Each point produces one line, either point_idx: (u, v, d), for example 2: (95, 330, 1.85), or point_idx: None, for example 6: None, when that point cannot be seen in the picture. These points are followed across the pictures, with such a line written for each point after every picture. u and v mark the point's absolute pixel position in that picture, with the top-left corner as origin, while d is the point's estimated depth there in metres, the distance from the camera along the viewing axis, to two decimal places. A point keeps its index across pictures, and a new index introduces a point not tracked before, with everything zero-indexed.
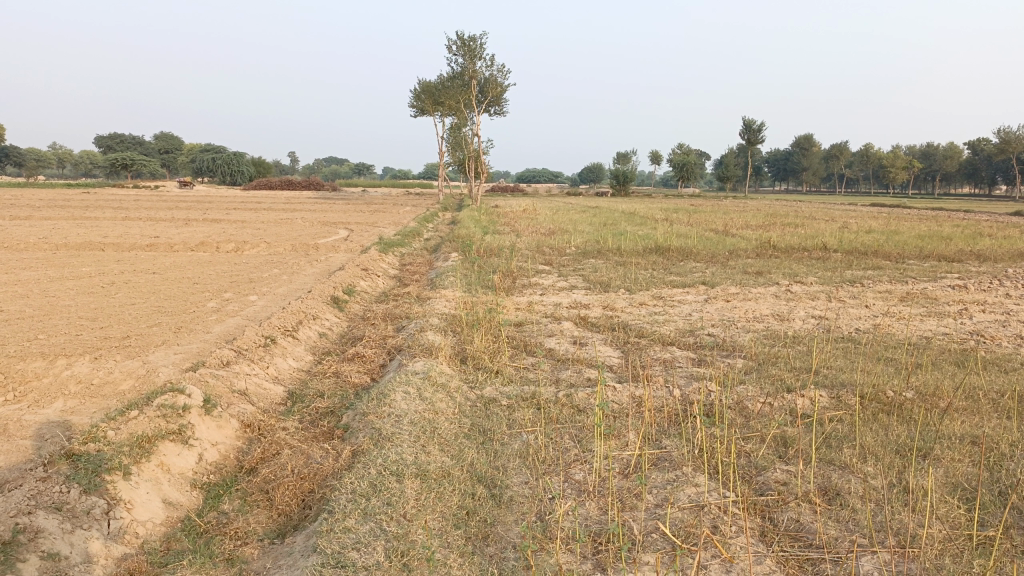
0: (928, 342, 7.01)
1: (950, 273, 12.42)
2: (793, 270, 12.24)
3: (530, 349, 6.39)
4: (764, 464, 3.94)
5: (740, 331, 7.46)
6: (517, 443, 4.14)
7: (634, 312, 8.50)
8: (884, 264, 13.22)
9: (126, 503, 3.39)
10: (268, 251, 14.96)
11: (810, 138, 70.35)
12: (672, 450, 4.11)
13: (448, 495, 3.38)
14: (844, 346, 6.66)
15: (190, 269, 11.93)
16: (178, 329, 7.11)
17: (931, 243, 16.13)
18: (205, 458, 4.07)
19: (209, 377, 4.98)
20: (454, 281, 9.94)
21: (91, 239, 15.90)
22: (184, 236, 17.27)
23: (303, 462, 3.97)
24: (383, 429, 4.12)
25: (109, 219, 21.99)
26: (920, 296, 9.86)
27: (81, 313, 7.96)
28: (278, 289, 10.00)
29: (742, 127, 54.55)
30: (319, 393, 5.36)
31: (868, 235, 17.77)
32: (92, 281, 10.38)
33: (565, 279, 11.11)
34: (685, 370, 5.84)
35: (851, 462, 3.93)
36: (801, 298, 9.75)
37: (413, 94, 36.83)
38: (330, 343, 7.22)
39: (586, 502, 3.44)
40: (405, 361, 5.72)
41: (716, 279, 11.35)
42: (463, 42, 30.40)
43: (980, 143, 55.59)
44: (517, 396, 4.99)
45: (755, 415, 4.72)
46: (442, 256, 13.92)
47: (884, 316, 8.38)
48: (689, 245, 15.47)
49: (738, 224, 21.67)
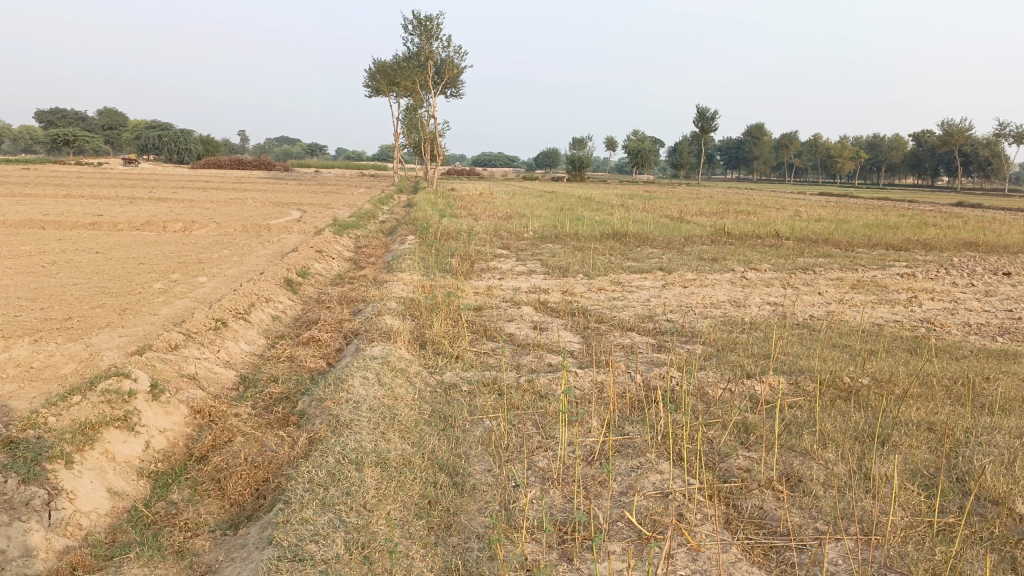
0: (881, 329, 7.12)
1: (898, 261, 12.70)
2: (747, 257, 12.37)
3: (490, 334, 6.30)
4: (726, 450, 3.92)
5: (698, 317, 7.49)
6: (479, 430, 4.06)
7: (592, 297, 8.47)
8: (834, 252, 13.46)
9: (68, 493, 3.20)
10: (217, 232, 14.55)
11: (761, 128, 71.49)
12: (635, 436, 4.07)
13: (409, 484, 3.28)
14: (800, 333, 6.72)
15: (136, 249, 11.52)
16: (123, 310, 6.84)
17: (879, 231, 16.49)
18: (152, 446, 3.90)
19: (156, 361, 4.78)
20: (411, 264, 9.80)
21: (30, 216, 15.26)
22: (129, 215, 16.70)
23: (256, 449, 3.82)
24: (340, 416, 3.99)
25: (49, 196, 21.17)
26: (871, 283, 10.05)
27: (19, 293, 7.60)
28: (229, 270, 9.71)
29: (697, 115, 55.07)
30: (273, 378, 5.19)
31: (819, 223, 18.09)
32: (31, 260, 9.95)
33: (522, 264, 11.04)
34: (646, 356, 5.82)
35: (812, 448, 3.95)
36: (756, 284, 9.85)
37: (368, 74, 36.24)
38: (283, 326, 7.03)
39: (551, 490, 3.38)
40: (362, 346, 5.58)
41: (673, 264, 11.40)
42: (419, 22, 29.97)
43: (924, 136, 57.12)
44: (477, 382, 4.91)
45: (717, 401, 4.72)
46: (398, 238, 13.73)
47: (837, 303, 8.50)
48: (645, 231, 15.53)
49: (692, 211, 21.86)
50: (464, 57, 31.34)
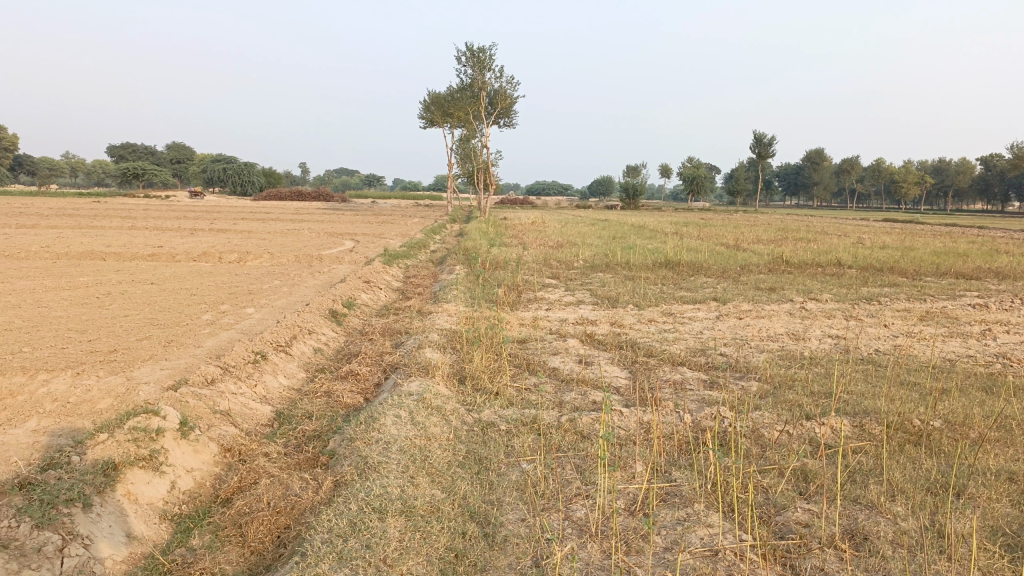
0: (953, 365, 6.66)
1: (969, 290, 12.06)
2: (807, 287, 11.90)
3: (532, 368, 6.09)
4: (783, 502, 3.60)
5: (754, 351, 7.12)
6: (515, 475, 3.83)
7: (642, 329, 8.19)
8: (900, 281, 12.87)
9: (84, 538, 3.07)
10: (270, 262, 14.72)
11: (820, 153, 70.13)
12: (682, 484, 3.79)
13: (435, 536, 3.07)
14: (864, 368, 6.33)
15: (189, 280, 11.69)
16: (167, 343, 6.84)
17: (947, 259, 15.79)
18: (177, 486, 3.77)
19: (189, 398, 4.68)
20: (458, 295, 9.68)
21: (93, 248, 15.70)
22: (187, 246, 17.07)
23: (281, 493, 3.66)
24: (369, 458, 3.81)
25: (115, 228, 21.87)
26: (940, 315, 9.51)
27: (70, 325, 7.70)
28: (277, 302, 9.73)
29: (754, 141, 54.21)
30: (308, 414, 5.05)
31: (883, 251, 17.38)
32: (88, 291, 10.16)
33: (571, 294, 10.81)
34: (696, 393, 5.52)
35: (879, 501, 3.60)
36: (816, 315, 9.43)
37: (423, 106, 36.72)
38: (324, 359, 6.93)
39: (588, 544, 3.13)
40: (400, 381, 5.42)
41: (728, 295, 11.03)
42: (471, 53, 30.29)
43: (993, 159, 55.12)
44: (516, 421, 4.68)
45: (773, 445, 4.40)
46: (447, 268, 13.65)
47: (904, 336, 8.02)
48: (699, 260, 15.14)
49: (749, 238, 21.31)
50: (516, 88, 31.51)
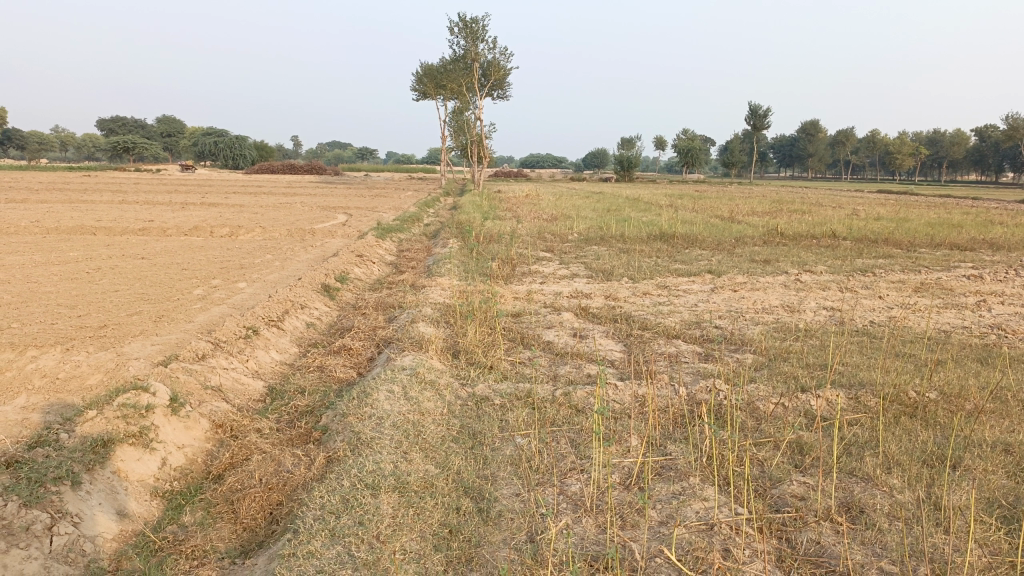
0: (947, 336, 6.65)
1: (964, 261, 12.04)
2: (802, 258, 11.86)
3: (527, 341, 6.05)
4: (778, 475, 3.58)
5: (749, 324, 7.10)
6: (509, 450, 3.80)
7: (637, 302, 8.14)
8: (895, 252, 12.84)
9: (73, 517, 3.03)
10: (263, 237, 14.61)
11: (815, 124, 69.81)
12: (678, 457, 3.76)
13: (429, 512, 3.04)
14: (859, 340, 6.32)
15: (181, 254, 11.59)
16: (159, 318, 6.77)
17: (942, 230, 15.76)
18: (168, 463, 3.74)
19: (179, 373, 4.64)
20: (451, 268, 9.63)
21: (83, 222, 15.54)
22: (179, 220, 16.93)
23: (273, 469, 3.62)
24: (361, 433, 3.77)
25: (105, 203, 21.66)
26: (935, 286, 9.49)
27: (60, 300, 7.61)
28: (270, 276, 9.66)
29: (749, 112, 53.89)
30: (300, 389, 5.02)
31: (878, 223, 17.32)
32: (78, 266, 10.06)
33: (566, 267, 10.76)
34: (691, 366, 5.50)
35: (875, 473, 3.59)
36: (811, 287, 9.40)
37: (416, 78, 36.33)
38: (317, 334, 6.88)
39: (583, 519, 3.10)
40: (393, 355, 5.37)
41: (723, 267, 10.99)
42: (464, 24, 29.90)
43: (988, 130, 54.97)
44: (510, 395, 4.65)
45: (768, 418, 4.38)
46: (440, 241, 13.57)
47: (899, 308, 8.00)
48: (693, 232, 15.08)
49: (744, 211, 21.21)
50: (510, 59, 31.16)
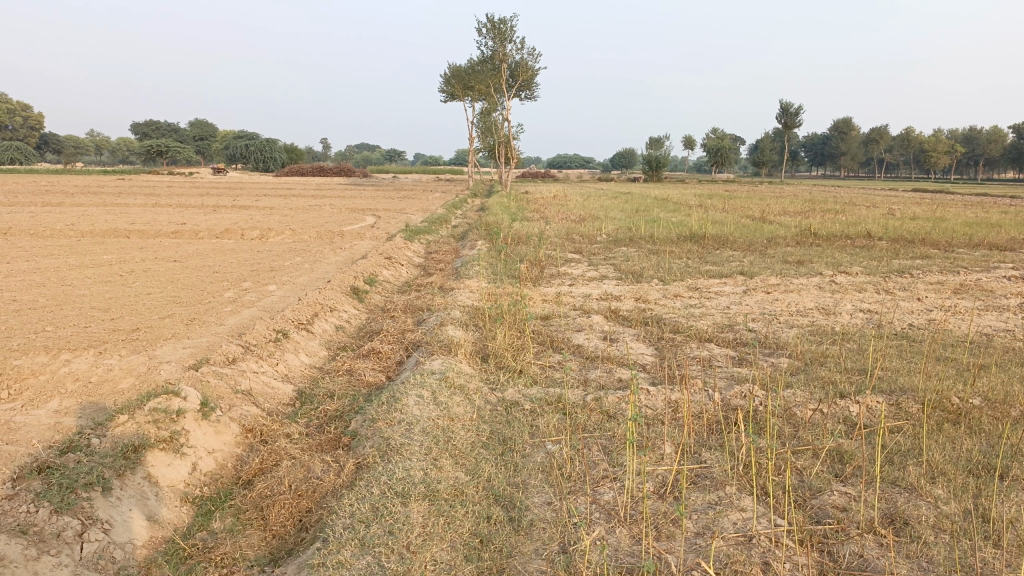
0: (989, 339, 6.47)
1: (1004, 262, 11.75)
2: (836, 259, 11.65)
3: (556, 345, 5.99)
4: (818, 485, 3.47)
5: (783, 327, 6.96)
6: (540, 456, 3.74)
7: (668, 304, 8.03)
8: (932, 253, 12.56)
9: (104, 523, 3.02)
10: (292, 239, 14.70)
11: (847, 122, 68.76)
12: (713, 465, 3.68)
13: (459, 521, 2.99)
14: (898, 344, 6.16)
15: (212, 257, 11.69)
16: (190, 321, 6.81)
17: (980, 230, 15.40)
18: (198, 468, 3.73)
19: (210, 377, 4.64)
20: (480, 270, 9.59)
21: (117, 226, 15.77)
22: (210, 223, 17.10)
23: (302, 475, 3.59)
24: (391, 439, 3.74)
25: (139, 206, 21.97)
26: (975, 288, 9.25)
27: (94, 304, 7.70)
28: (299, 278, 9.70)
29: (779, 111, 53.27)
30: (329, 393, 5.00)
31: (913, 222, 16.97)
32: (111, 269, 10.19)
33: (595, 269, 10.67)
34: (725, 371, 5.39)
35: (919, 483, 3.48)
36: (846, 289, 9.21)
37: (443, 79, 36.42)
38: (346, 337, 6.87)
39: (617, 529, 3.03)
40: (422, 359, 5.34)
41: (755, 268, 10.82)
42: (492, 25, 29.90)
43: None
44: (541, 400, 4.58)
45: (806, 424, 4.27)
46: (469, 243, 13.55)
47: (938, 310, 7.80)
48: (724, 232, 14.90)
49: (775, 210, 20.92)
50: (537, 60, 31.11)
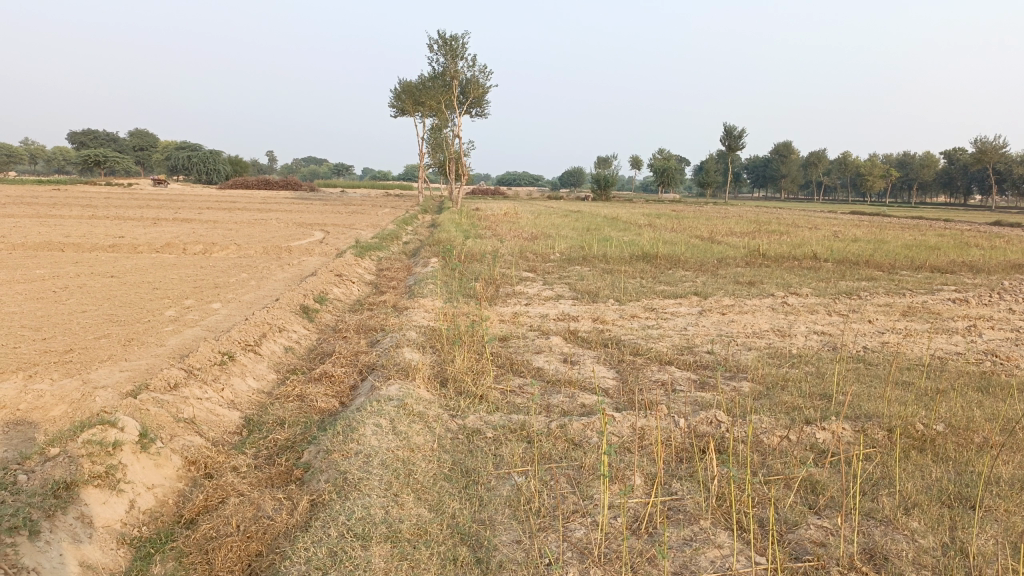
0: (943, 363, 6.53)
1: (946, 284, 12.05)
2: (786, 280, 11.78)
3: (516, 368, 5.82)
4: (794, 518, 3.38)
5: (742, 349, 6.93)
6: (507, 490, 3.56)
7: (625, 325, 7.95)
8: (877, 275, 12.81)
9: (30, 573, 2.72)
10: (238, 254, 14.26)
11: (789, 145, 70.64)
12: (686, 498, 3.55)
13: (425, 565, 2.79)
14: (857, 367, 6.16)
15: (152, 273, 11.22)
16: (128, 342, 6.43)
17: (920, 252, 15.82)
18: (137, 506, 3.44)
19: (150, 405, 4.33)
20: (434, 288, 9.40)
21: (50, 238, 15.08)
22: (150, 237, 16.49)
23: (252, 514, 3.32)
24: (348, 473, 3.51)
25: (75, 218, 21.12)
26: (923, 310, 9.41)
27: (23, 322, 7.24)
28: (245, 296, 9.35)
29: (723, 133, 54.40)
30: (279, 421, 4.73)
31: (856, 244, 17.39)
32: (43, 285, 9.66)
33: (550, 288, 10.58)
34: (689, 395, 5.29)
35: (894, 516, 3.41)
36: (799, 310, 9.28)
37: (394, 94, 36.19)
38: (296, 359, 6.58)
39: (591, 571, 2.86)
40: (378, 385, 5.10)
41: (708, 289, 10.86)
42: (443, 41, 29.85)
43: (957, 153, 55.95)
44: (504, 427, 4.40)
45: (776, 454, 4.18)
46: (421, 261, 13.34)
47: (891, 333, 7.87)
48: (676, 252, 14.98)
49: (723, 231, 21.23)
50: (489, 77, 31.14)
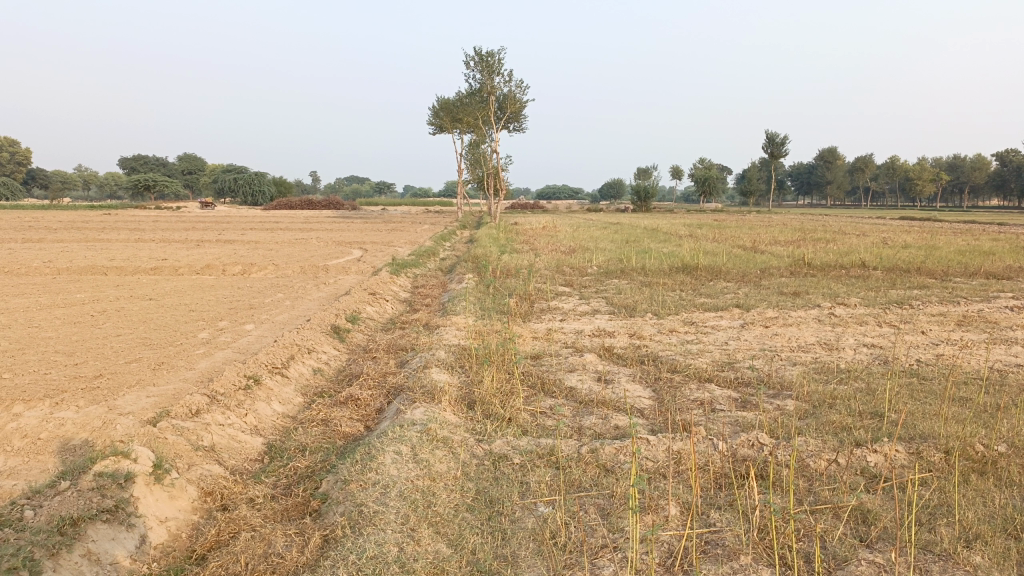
0: (1004, 376, 6.13)
1: (1003, 291, 11.50)
2: (833, 290, 11.36)
3: (548, 388, 5.62)
4: (844, 553, 3.11)
5: (787, 364, 6.61)
6: (531, 522, 3.34)
7: (663, 341, 7.68)
8: (929, 282, 12.30)
9: None
10: (276, 275, 14.32)
11: (833, 150, 69.27)
12: (724, 530, 3.30)
13: None
14: (910, 383, 5.80)
15: (190, 295, 11.29)
16: (158, 366, 6.40)
17: (974, 258, 15.19)
18: (148, 541, 3.32)
19: (168, 434, 4.24)
20: (467, 305, 9.25)
21: (95, 262, 15.36)
22: (191, 259, 16.70)
23: (262, 551, 3.17)
24: (364, 507, 3.35)
25: (121, 241, 21.55)
26: (979, 319, 8.94)
27: (59, 347, 7.28)
28: (279, 317, 9.31)
29: (765, 141, 53.55)
30: (302, 447, 4.60)
31: (906, 251, 16.83)
32: (83, 309, 9.78)
33: (586, 303, 10.35)
34: (728, 415, 5.02)
35: (955, 549, 3.12)
36: (847, 322, 8.89)
37: (431, 112, 36.45)
38: (325, 381, 6.47)
39: None
40: (402, 408, 4.93)
41: (751, 300, 10.53)
42: (479, 58, 29.94)
43: (1010, 154, 54.19)
44: (531, 453, 4.19)
45: (823, 479, 3.90)
46: (457, 277, 13.23)
47: (946, 344, 7.47)
48: (717, 263, 14.61)
49: (766, 240, 20.73)
50: (525, 92, 31.12)
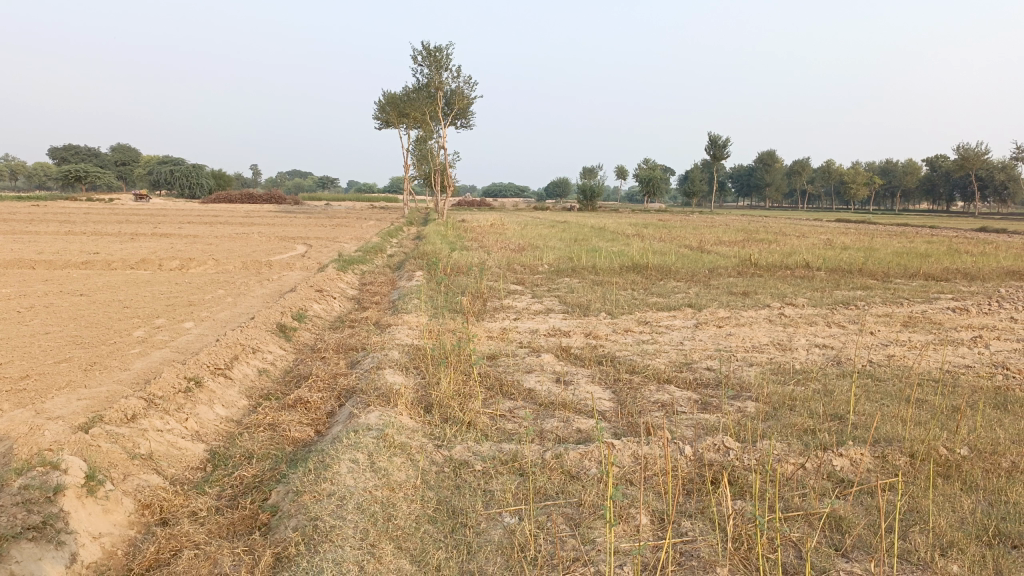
0: (954, 377, 6.19)
1: (942, 292, 11.79)
2: (781, 291, 11.47)
3: (506, 389, 5.44)
4: (822, 564, 3.02)
5: (744, 365, 6.58)
6: (498, 534, 3.16)
7: (619, 341, 7.57)
8: (872, 283, 12.52)
9: None
10: (215, 270, 13.79)
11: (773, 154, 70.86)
12: (698, 541, 3.19)
13: None
14: (866, 384, 5.81)
15: (124, 290, 10.76)
16: (90, 366, 5.99)
17: (912, 260, 15.60)
18: (79, 560, 3.02)
19: (102, 441, 3.92)
20: (418, 304, 9.01)
21: (21, 255, 14.57)
22: (126, 252, 16.01)
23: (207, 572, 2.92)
24: (319, 521, 3.13)
25: (50, 234, 20.58)
26: (923, 320, 9.10)
27: None
28: (219, 315, 8.90)
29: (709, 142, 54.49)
30: (248, 454, 4.33)
31: (847, 252, 17.17)
32: (7, 304, 9.21)
33: (539, 301, 10.20)
34: (690, 417, 4.92)
35: (931, 558, 3.06)
36: (797, 322, 8.95)
37: (378, 106, 35.90)
38: (270, 382, 6.16)
39: None
40: (355, 412, 4.69)
41: (702, 300, 10.54)
42: (428, 52, 29.63)
43: (939, 160, 56.27)
44: (494, 459, 4.00)
45: (791, 485, 3.83)
46: (405, 274, 12.96)
47: (895, 345, 7.55)
48: (666, 262, 14.65)
49: (712, 240, 20.92)
50: (474, 88, 31.20)
